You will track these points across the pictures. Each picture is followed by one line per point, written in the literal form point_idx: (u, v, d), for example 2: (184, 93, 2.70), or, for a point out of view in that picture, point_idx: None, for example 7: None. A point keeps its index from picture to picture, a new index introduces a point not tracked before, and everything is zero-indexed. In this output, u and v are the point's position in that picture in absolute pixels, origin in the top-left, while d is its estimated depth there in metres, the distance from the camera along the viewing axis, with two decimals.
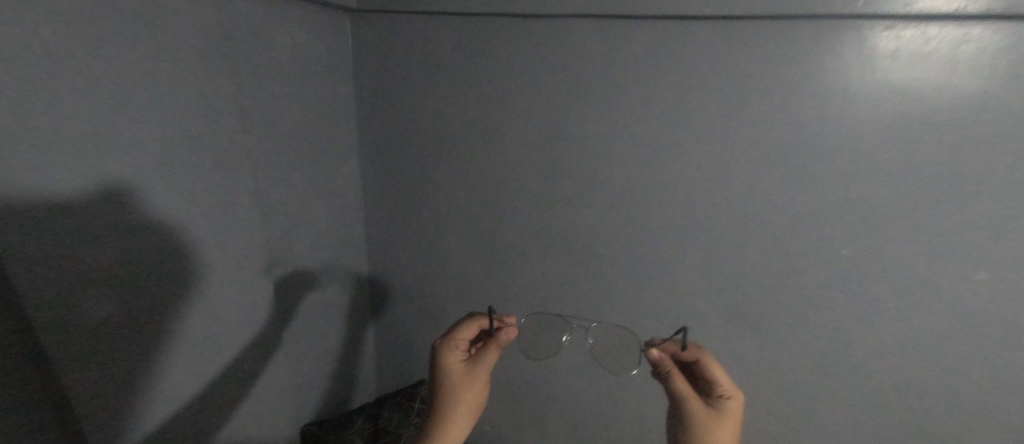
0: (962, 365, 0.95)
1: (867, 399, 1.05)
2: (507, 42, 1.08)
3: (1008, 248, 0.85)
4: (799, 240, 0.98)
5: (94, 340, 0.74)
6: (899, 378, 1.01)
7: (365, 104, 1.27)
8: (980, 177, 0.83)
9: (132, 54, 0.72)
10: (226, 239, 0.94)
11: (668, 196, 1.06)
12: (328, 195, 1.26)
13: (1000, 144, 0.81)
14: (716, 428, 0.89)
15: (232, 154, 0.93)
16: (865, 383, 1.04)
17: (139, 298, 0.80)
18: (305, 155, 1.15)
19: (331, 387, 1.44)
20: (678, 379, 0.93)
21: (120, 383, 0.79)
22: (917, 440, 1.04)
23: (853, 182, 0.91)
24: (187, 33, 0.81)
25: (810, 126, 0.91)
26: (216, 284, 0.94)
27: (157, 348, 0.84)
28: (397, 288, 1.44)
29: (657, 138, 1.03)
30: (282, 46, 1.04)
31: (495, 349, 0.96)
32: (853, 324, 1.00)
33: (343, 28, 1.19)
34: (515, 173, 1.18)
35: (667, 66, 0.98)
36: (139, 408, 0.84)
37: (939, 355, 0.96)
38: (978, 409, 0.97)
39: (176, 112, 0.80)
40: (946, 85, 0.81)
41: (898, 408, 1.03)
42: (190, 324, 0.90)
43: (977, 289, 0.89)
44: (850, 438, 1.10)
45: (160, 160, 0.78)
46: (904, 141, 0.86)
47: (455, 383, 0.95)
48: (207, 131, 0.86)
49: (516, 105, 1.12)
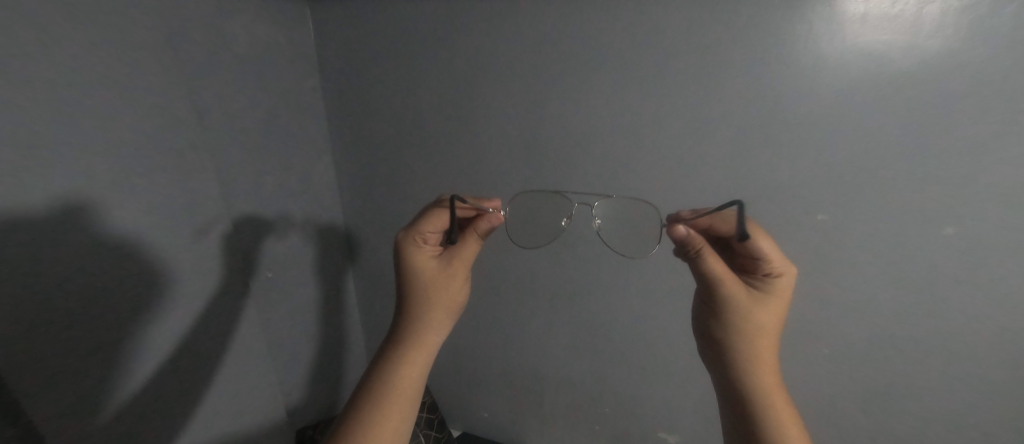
0: (934, 319, 0.99)
1: (845, 357, 1.10)
2: (473, 25, 1.04)
3: (974, 204, 0.88)
4: (778, 210, 1.00)
5: (44, 333, 0.70)
6: (875, 335, 1.05)
7: (332, 98, 1.23)
8: (946, 138, 0.86)
9: (69, 62, 0.70)
10: (194, 242, 0.92)
11: (648, 174, 1.06)
12: (302, 195, 1.23)
13: (964, 105, 0.83)
14: (757, 307, 0.84)
15: (192, 156, 0.89)
16: (843, 342, 1.08)
17: (98, 293, 0.76)
18: (272, 155, 1.12)
19: (321, 385, 1.44)
20: (713, 260, 0.82)
21: (83, 381, 0.76)
22: (893, 393, 1.09)
23: (825, 148, 0.92)
24: (130, 34, 0.77)
25: (786, 95, 0.91)
26: (187, 284, 0.91)
27: (123, 347, 0.81)
28: (380, 283, 1.43)
29: (633, 116, 1.02)
30: (236, 43, 0.99)
31: (472, 242, 0.91)
32: (830, 286, 1.03)
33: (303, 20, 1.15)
34: (493, 158, 1.16)
35: (639, 43, 0.96)
36: (108, 409, 0.80)
37: (912, 311, 1.00)
38: (950, 361, 1.02)
39: (124, 114, 0.77)
40: (912, 47, 0.82)
41: (876, 364, 1.08)
42: (160, 321, 0.87)
43: (943, 246, 0.93)
44: (829, 394, 1.15)
45: (114, 166, 0.76)
46: (873, 105, 0.87)
47: (427, 281, 0.90)
48: (161, 132, 0.83)
49: (488, 91, 1.10)
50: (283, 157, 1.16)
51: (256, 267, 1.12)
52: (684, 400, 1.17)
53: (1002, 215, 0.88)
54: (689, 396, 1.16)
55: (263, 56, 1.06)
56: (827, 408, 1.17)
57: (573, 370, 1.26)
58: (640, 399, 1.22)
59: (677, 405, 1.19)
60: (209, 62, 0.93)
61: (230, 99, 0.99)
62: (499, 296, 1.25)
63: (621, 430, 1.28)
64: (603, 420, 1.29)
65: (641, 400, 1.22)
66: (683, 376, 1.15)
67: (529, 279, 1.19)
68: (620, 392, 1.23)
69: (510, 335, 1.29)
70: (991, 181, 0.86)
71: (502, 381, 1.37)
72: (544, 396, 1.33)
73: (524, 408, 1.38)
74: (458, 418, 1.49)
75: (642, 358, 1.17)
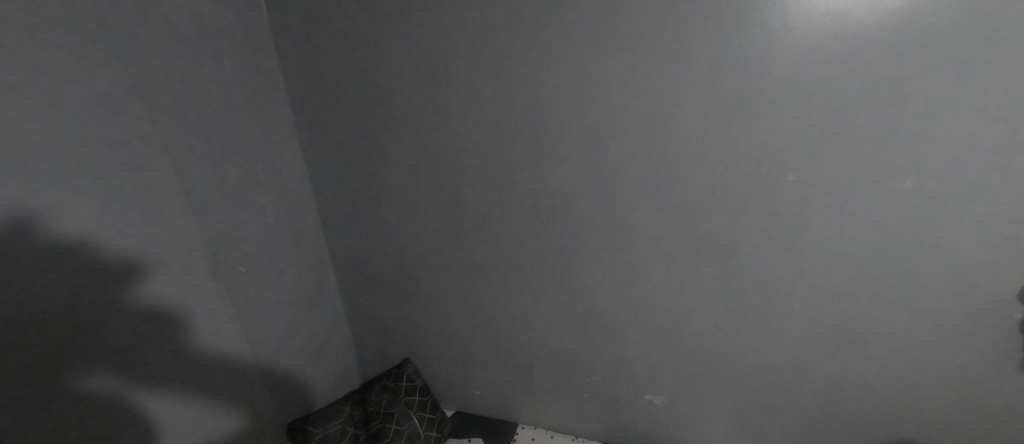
0: (942, 293, 0.91)
1: (870, 350, 0.99)
2: (431, 4, 1.03)
3: (949, 164, 0.83)
4: (754, 179, 0.96)
5: (70, 308, 0.78)
6: (886, 319, 0.96)
7: (295, 81, 1.20)
8: (935, 98, 0.81)
9: (15, 53, 0.70)
10: (155, 231, 0.90)
11: (624, 147, 1.03)
12: (269, 184, 1.17)
13: (949, 63, 0.79)
14: None
15: (139, 145, 0.86)
16: (852, 326, 0.99)
17: (115, 273, 0.84)
18: (231, 141, 1.06)
19: (301, 382, 1.29)
20: None
21: (147, 340, 0.89)
22: (923, 389, 0.98)
23: (795, 110, 0.89)
24: (60, 27, 0.75)
25: (757, 58, 0.88)
26: (148, 270, 0.89)
27: (165, 313, 0.92)
28: (363, 274, 1.38)
29: (608, 88, 0.99)
30: (184, 27, 0.95)
31: None
32: (809, 259, 0.97)
33: (262, 12, 1.13)
34: (465, 137, 1.13)
35: (612, 8, 0.94)
36: (150, 374, 0.89)
37: (885, 277, 0.93)
38: (978, 339, 0.91)
39: (57, 113, 0.75)
40: (875, 4, 0.79)
41: (888, 353, 0.98)
42: (128, 310, 0.86)
43: (917, 202, 0.87)
44: (851, 391, 1.04)
45: (52, 163, 0.75)
46: (845, 63, 0.84)
47: None
48: (94, 124, 0.80)
49: (459, 64, 1.07)
50: (246, 146, 1.10)
51: (230, 263, 1.06)
52: (666, 366, 1.19)
53: (969, 175, 0.83)
54: (673, 361, 1.18)
55: (218, 41, 1.02)
56: (839, 406, 1.06)
57: (561, 340, 1.27)
58: (625, 366, 1.24)
59: (659, 371, 1.21)
60: (163, 54, 0.91)
61: (187, 89, 0.96)
62: (480, 272, 1.27)
63: (610, 393, 1.28)
64: (590, 388, 1.30)
65: (629, 368, 1.23)
66: (669, 340, 1.16)
67: (515, 254, 1.21)
68: (607, 361, 1.25)
69: (496, 310, 1.30)
70: (963, 138, 0.82)
71: (492, 357, 1.38)
72: (529, 369, 1.35)
73: (515, 382, 1.39)
74: (448, 396, 1.50)
75: (628, 325, 1.19)
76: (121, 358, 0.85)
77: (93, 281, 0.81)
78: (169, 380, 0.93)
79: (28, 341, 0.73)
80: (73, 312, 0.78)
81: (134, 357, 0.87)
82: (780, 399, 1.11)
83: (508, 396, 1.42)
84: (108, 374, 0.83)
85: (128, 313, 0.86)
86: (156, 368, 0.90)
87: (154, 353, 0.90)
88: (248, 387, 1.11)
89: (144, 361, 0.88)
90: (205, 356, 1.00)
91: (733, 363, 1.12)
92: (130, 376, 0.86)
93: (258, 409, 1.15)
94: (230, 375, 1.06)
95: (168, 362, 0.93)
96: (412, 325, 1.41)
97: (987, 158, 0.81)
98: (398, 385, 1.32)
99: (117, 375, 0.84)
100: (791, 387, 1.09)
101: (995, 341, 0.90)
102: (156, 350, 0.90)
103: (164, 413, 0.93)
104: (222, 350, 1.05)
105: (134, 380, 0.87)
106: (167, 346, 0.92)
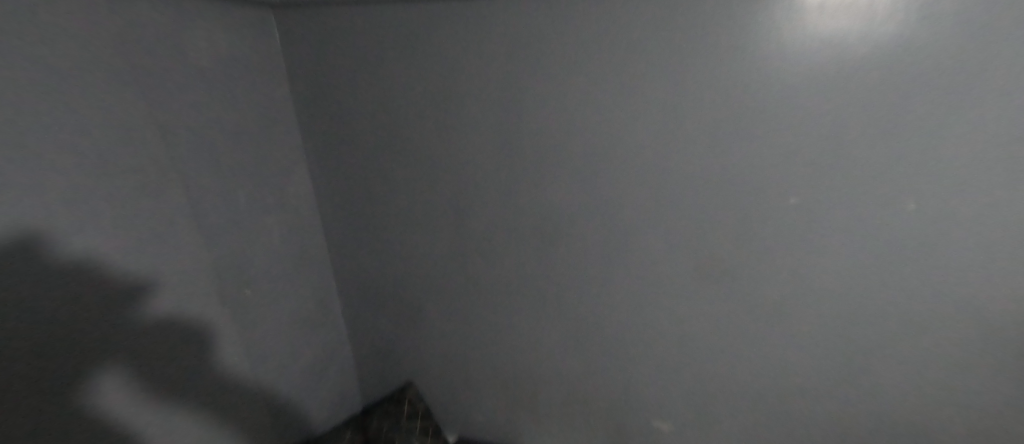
0: (952, 315, 0.89)
1: (881, 374, 0.97)
2: (435, 34, 1.07)
3: (951, 185, 0.83)
4: (755, 200, 0.96)
5: (75, 328, 0.78)
6: (895, 342, 0.94)
7: (303, 108, 1.23)
8: (933, 121, 0.82)
9: (34, 80, 0.73)
10: (162, 251, 0.91)
11: (625, 170, 1.04)
12: (274, 207, 1.19)
13: (944, 87, 0.80)
14: None
15: (149, 167, 0.89)
16: (861, 350, 0.97)
17: (121, 293, 0.85)
18: (238, 164, 1.09)
19: (301, 408, 1.27)
20: None
21: (149, 360, 0.89)
22: (940, 415, 0.95)
23: (794, 133, 0.90)
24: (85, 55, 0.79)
25: (754, 84, 0.90)
26: (153, 290, 0.90)
27: (167, 333, 0.92)
28: (365, 297, 1.38)
29: (608, 113, 1.02)
30: (198, 57, 1.00)
31: None
32: (815, 281, 0.96)
33: (273, 43, 1.18)
34: (468, 160, 1.15)
35: (610, 37, 0.97)
36: (151, 396, 0.89)
37: (893, 298, 0.92)
38: (992, 363, 0.89)
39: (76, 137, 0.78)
40: (867, 31, 0.82)
41: (900, 378, 0.95)
42: (132, 329, 0.86)
43: (920, 223, 0.87)
44: (865, 418, 1.01)
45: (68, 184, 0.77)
46: (840, 87, 0.85)
47: None
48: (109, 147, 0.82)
49: (461, 90, 1.10)
50: (253, 169, 1.13)
51: (233, 284, 1.07)
52: (673, 391, 1.16)
53: (970, 196, 0.83)
54: (680, 385, 1.15)
55: (229, 70, 1.07)
56: (854, 434, 1.02)
57: (564, 365, 1.25)
58: (631, 391, 1.21)
59: (666, 396, 1.18)
60: (176, 82, 0.95)
61: (197, 115, 0.99)
62: (482, 294, 1.26)
63: (615, 419, 1.25)
64: (596, 414, 1.27)
65: (634, 393, 1.21)
66: (675, 364, 1.14)
67: (517, 276, 1.21)
68: (612, 385, 1.22)
69: (498, 333, 1.29)
70: (962, 159, 0.82)
71: (494, 382, 1.35)
72: (533, 394, 1.32)
73: (518, 407, 1.36)
74: (451, 423, 1.47)
75: (633, 348, 1.17)
76: (123, 379, 0.84)
77: (96, 303, 0.81)
78: (168, 405, 0.92)
79: (27, 368, 0.72)
80: (79, 333, 0.79)
81: (135, 378, 0.86)
82: (791, 427, 1.07)
83: (511, 421, 1.39)
84: (110, 395, 0.83)
85: (132, 333, 0.86)
86: (156, 389, 0.90)
87: (154, 376, 0.89)
88: (248, 411, 1.10)
89: (144, 383, 0.88)
90: (206, 378, 0.99)
91: (741, 388, 1.09)
92: (131, 398, 0.86)
93: (256, 434, 1.12)
94: (230, 398, 1.05)
95: (168, 386, 0.92)
96: (413, 348, 1.39)
97: (988, 179, 0.81)
98: (399, 411, 1.30)
99: (118, 396, 0.84)
100: (803, 413, 1.05)
101: (1011, 365, 0.88)
102: (158, 371, 0.90)
103: (162, 436, 0.91)
104: (223, 372, 1.04)
105: (135, 402, 0.86)
106: (169, 366, 0.92)
